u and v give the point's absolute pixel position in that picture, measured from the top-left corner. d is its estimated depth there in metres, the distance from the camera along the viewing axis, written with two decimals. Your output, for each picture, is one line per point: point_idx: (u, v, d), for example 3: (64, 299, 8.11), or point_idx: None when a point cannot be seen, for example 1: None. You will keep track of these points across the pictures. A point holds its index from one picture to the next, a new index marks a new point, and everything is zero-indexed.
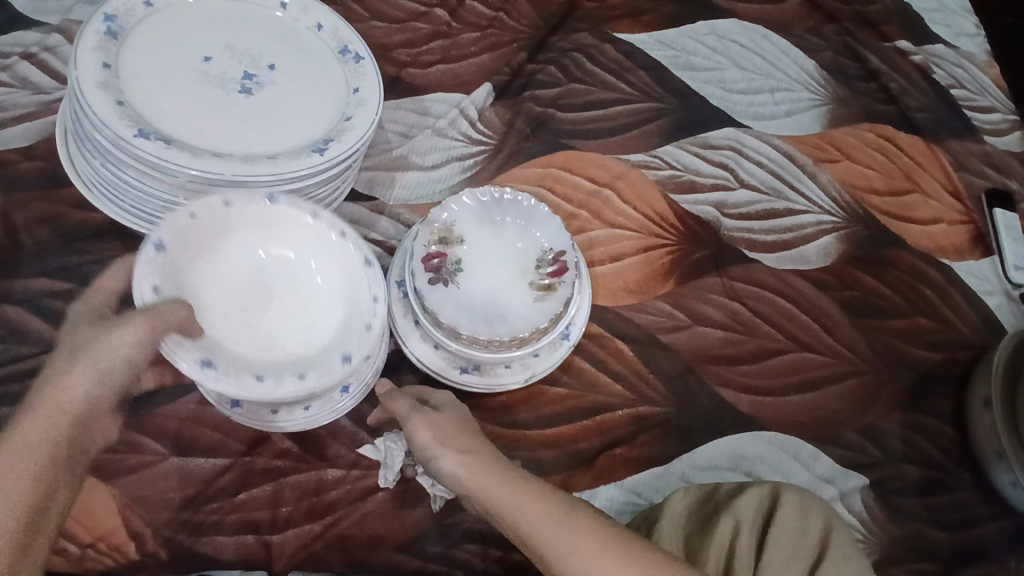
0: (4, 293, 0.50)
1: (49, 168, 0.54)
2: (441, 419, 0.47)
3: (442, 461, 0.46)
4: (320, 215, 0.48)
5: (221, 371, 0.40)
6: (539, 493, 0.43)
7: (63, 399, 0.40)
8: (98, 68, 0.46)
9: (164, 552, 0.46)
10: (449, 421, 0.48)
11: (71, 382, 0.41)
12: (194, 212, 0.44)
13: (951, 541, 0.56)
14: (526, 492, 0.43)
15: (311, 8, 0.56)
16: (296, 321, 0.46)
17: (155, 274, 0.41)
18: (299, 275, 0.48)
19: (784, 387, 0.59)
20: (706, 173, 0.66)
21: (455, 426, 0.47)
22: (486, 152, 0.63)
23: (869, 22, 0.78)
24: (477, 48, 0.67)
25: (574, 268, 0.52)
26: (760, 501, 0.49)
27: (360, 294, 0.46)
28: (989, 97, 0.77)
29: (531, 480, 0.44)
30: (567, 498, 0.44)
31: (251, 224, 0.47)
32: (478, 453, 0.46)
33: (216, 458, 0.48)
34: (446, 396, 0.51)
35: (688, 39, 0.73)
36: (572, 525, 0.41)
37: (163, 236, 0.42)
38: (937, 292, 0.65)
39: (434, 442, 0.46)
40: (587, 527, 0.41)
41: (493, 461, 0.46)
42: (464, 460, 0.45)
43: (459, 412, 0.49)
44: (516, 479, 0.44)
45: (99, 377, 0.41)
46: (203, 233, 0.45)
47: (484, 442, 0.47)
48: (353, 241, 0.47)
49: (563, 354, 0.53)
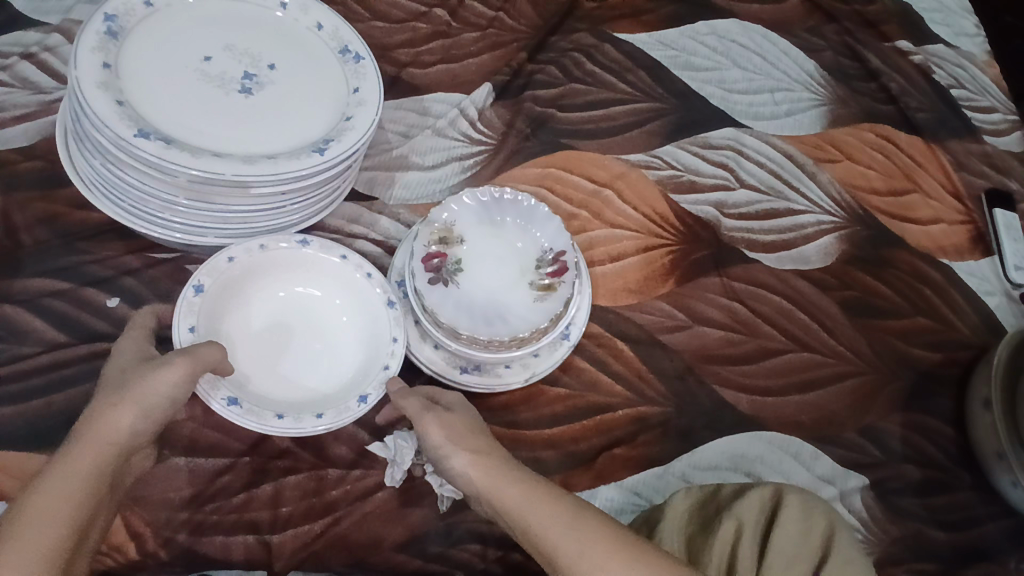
0: (4, 293, 0.50)
1: (50, 169, 0.54)
2: (452, 420, 0.47)
3: (453, 460, 0.45)
4: (349, 257, 0.51)
5: (246, 410, 0.44)
6: (550, 494, 0.42)
7: (108, 431, 0.40)
8: (98, 68, 0.45)
9: (164, 552, 0.46)
10: (460, 421, 0.47)
11: (117, 415, 0.40)
12: (231, 257, 0.48)
13: (951, 541, 0.56)
14: (536, 493, 0.42)
15: (311, 8, 0.56)
16: (321, 358, 0.50)
17: (193, 316, 0.46)
18: (329, 311, 0.52)
19: (785, 387, 0.59)
20: (706, 173, 0.66)
21: (465, 426, 0.47)
22: (486, 152, 0.63)
23: (869, 22, 0.78)
24: (477, 49, 0.67)
25: (574, 268, 0.52)
26: (763, 502, 0.49)
27: (382, 334, 0.50)
28: (988, 97, 0.77)
29: (542, 481, 0.44)
30: (578, 499, 0.43)
31: (285, 264, 0.51)
32: (489, 453, 0.45)
33: (216, 458, 0.48)
34: (455, 398, 0.50)
35: (688, 39, 0.73)
36: (581, 526, 0.40)
37: (203, 279, 0.47)
38: (938, 292, 0.65)
39: (445, 441, 0.46)
40: (597, 528, 0.40)
41: (504, 462, 0.45)
42: (475, 460, 0.45)
43: (466, 412, 0.49)
44: (525, 480, 0.44)
45: (147, 412, 0.41)
46: (240, 274, 0.49)
47: (496, 444, 0.47)
48: (378, 281, 0.51)
49: (563, 354, 0.53)
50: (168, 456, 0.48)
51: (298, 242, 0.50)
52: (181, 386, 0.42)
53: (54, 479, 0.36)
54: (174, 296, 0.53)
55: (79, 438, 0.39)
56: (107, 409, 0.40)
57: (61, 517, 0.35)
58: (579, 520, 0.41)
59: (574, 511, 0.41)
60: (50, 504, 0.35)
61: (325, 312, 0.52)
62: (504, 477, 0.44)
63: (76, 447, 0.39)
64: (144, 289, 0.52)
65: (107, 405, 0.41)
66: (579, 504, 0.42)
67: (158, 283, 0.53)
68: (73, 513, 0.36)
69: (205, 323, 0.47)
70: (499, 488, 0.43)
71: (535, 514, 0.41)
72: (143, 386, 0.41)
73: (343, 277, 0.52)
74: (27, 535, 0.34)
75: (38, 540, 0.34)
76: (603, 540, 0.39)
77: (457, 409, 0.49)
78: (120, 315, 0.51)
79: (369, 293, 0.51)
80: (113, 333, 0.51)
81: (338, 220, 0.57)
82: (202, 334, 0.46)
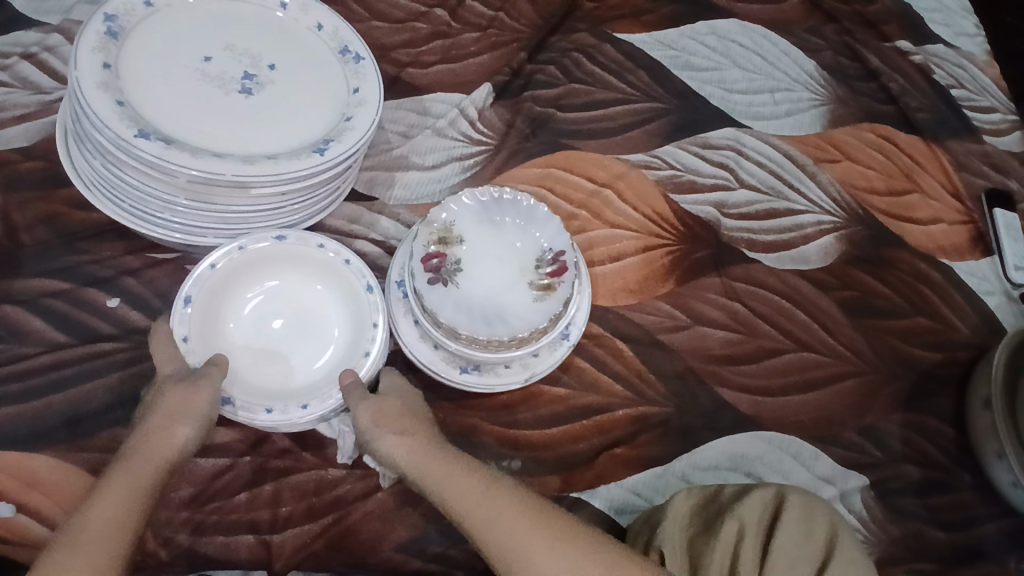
0: (4, 293, 0.50)
1: (49, 169, 0.54)
2: (383, 402, 0.47)
3: (382, 445, 0.46)
4: (326, 245, 0.51)
5: (238, 406, 0.46)
6: (474, 477, 0.43)
7: (155, 451, 0.43)
8: (98, 68, 0.46)
9: (164, 552, 0.46)
10: (392, 404, 0.48)
11: (167, 432, 0.44)
12: (213, 264, 0.49)
13: (951, 541, 0.56)
14: (454, 468, 0.44)
15: (312, 8, 0.56)
16: (310, 349, 0.52)
17: (188, 325, 0.48)
18: (313, 299, 0.54)
19: (785, 387, 0.59)
20: (706, 172, 0.66)
21: (397, 408, 0.48)
22: (486, 152, 0.63)
23: (868, 22, 0.78)
24: (477, 49, 0.67)
25: (574, 268, 0.52)
26: (765, 503, 0.49)
27: (364, 321, 0.51)
28: (988, 97, 0.77)
29: (469, 465, 0.45)
30: (505, 482, 0.43)
31: (268, 263, 0.52)
32: (417, 436, 0.47)
33: (217, 457, 0.49)
34: (400, 382, 0.51)
35: (688, 39, 0.73)
36: (504, 515, 0.41)
37: (191, 291, 0.48)
38: (938, 292, 0.65)
39: (372, 423, 0.46)
40: (522, 516, 0.41)
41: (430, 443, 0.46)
42: (400, 441, 0.46)
43: (406, 397, 0.50)
44: (448, 458, 0.45)
45: (196, 421, 0.44)
46: (226, 278, 0.50)
47: (424, 426, 0.48)
48: (356, 268, 0.52)
49: (562, 354, 0.53)
50: None
51: (274, 237, 0.50)
52: (214, 401, 0.45)
53: (108, 496, 0.39)
54: (173, 295, 0.53)
55: (127, 461, 0.42)
56: (158, 430, 0.44)
57: (116, 522, 0.38)
58: (500, 499, 0.42)
59: (496, 494, 0.42)
60: (109, 516, 0.38)
61: (309, 302, 0.53)
62: (430, 463, 0.45)
63: (124, 467, 0.41)
64: (143, 289, 0.53)
65: (161, 423, 0.44)
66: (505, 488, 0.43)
67: (159, 283, 0.53)
68: (126, 519, 0.38)
69: (200, 333, 0.48)
70: (427, 474, 0.45)
71: (460, 500, 0.42)
72: (185, 401, 0.44)
73: (321, 263, 0.52)
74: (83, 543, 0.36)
75: (99, 549, 0.36)
76: (515, 513, 0.41)
77: (394, 395, 0.49)
78: (120, 314, 0.51)
79: (348, 278, 0.52)
80: (113, 333, 0.51)
81: (338, 221, 0.58)
82: (198, 344, 0.48)
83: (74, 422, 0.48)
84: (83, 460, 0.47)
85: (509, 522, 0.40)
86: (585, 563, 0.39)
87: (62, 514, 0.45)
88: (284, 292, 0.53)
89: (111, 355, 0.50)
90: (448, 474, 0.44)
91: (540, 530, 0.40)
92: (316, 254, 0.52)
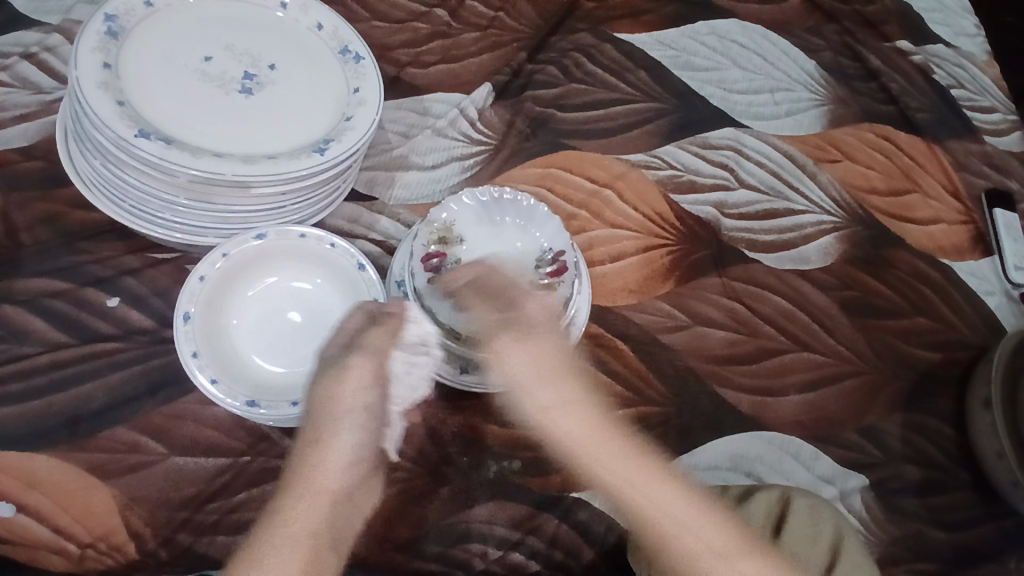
0: (4, 292, 0.50)
1: (49, 168, 0.54)
2: (530, 347, 0.50)
3: (532, 394, 0.51)
4: (308, 233, 0.52)
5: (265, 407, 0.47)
6: (672, 491, 0.50)
7: (322, 475, 0.47)
8: (98, 68, 0.46)
9: (164, 552, 0.46)
10: (545, 346, 0.51)
11: (331, 445, 0.47)
12: (203, 275, 0.49)
13: (951, 541, 0.56)
14: (633, 465, 0.50)
15: (311, 8, 0.56)
16: (313, 337, 0.52)
17: (193, 341, 0.47)
18: (303, 291, 0.53)
19: (784, 386, 0.59)
20: (706, 173, 0.66)
21: (547, 351, 0.51)
22: (486, 153, 0.63)
23: (868, 22, 0.78)
24: (477, 49, 0.67)
25: (574, 268, 0.53)
26: (772, 504, 0.53)
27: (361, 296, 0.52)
28: (988, 97, 0.77)
29: (664, 481, 0.50)
30: (698, 501, 0.50)
31: (254, 263, 0.51)
32: (582, 411, 0.51)
33: (216, 457, 0.49)
34: (543, 306, 0.51)
35: (688, 39, 0.73)
36: (699, 518, 0.49)
37: (188, 308, 0.48)
38: (938, 292, 0.65)
39: (523, 375, 0.50)
40: (722, 546, 0.48)
41: (595, 417, 0.51)
42: (565, 406, 0.51)
43: (549, 321, 0.51)
44: (616, 444, 0.51)
45: (352, 426, 0.48)
46: (218, 289, 0.50)
47: (578, 384, 0.52)
48: (343, 249, 0.52)
49: (563, 354, 0.53)
50: (168, 456, 0.48)
51: (255, 237, 0.50)
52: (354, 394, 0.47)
53: (293, 523, 0.45)
54: (173, 294, 0.53)
55: (302, 475, 0.47)
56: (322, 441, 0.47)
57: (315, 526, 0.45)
58: (680, 497, 0.50)
59: (694, 514, 0.49)
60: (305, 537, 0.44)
61: (300, 294, 0.53)
62: (617, 457, 0.50)
63: (302, 482, 0.47)
64: (143, 287, 0.52)
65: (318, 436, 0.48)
66: (698, 509, 0.50)
67: (158, 282, 0.53)
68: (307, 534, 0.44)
69: (207, 344, 0.48)
70: (595, 460, 0.50)
71: (652, 506, 0.49)
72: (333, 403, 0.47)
73: (306, 254, 0.53)
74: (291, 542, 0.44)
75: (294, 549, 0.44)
76: (698, 511, 0.49)
77: (540, 327, 0.51)
78: (120, 314, 0.51)
79: (335, 262, 0.53)
80: (113, 333, 0.51)
81: (338, 220, 0.57)
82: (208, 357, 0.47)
83: (74, 422, 0.47)
84: (83, 459, 0.47)
85: (706, 529, 0.48)
86: (756, 554, 0.48)
87: (61, 514, 0.45)
88: (275, 291, 0.52)
89: (111, 354, 0.50)
90: (633, 474, 0.50)
91: (730, 540, 0.48)
92: (300, 246, 0.52)
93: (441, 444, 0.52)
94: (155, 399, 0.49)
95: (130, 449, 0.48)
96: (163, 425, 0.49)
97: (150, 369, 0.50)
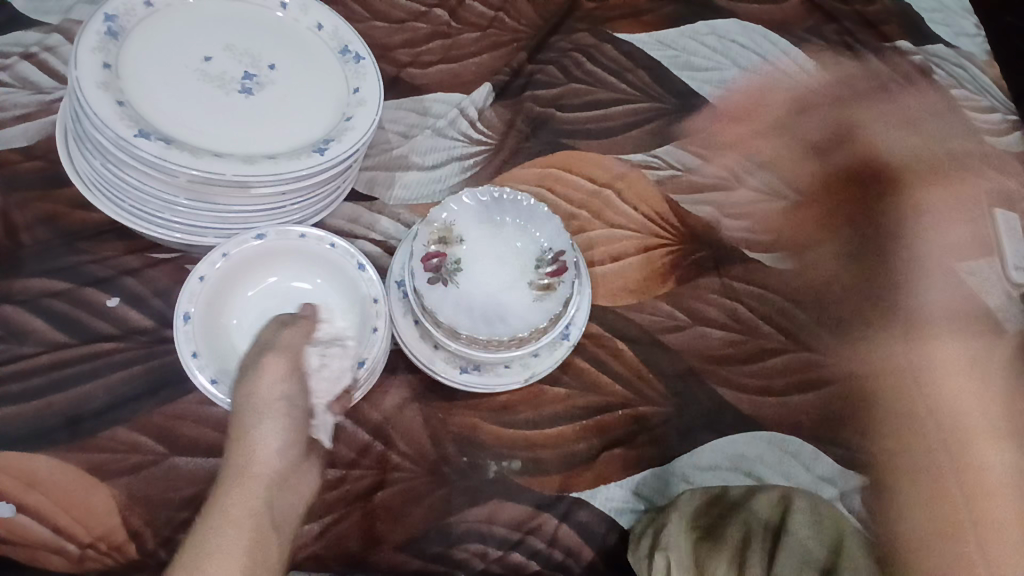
0: (4, 293, 0.50)
1: (49, 168, 0.54)
2: (813, 229, 0.66)
3: (821, 268, 0.64)
4: (309, 233, 0.52)
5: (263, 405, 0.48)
6: (966, 353, 0.62)
7: (251, 468, 0.46)
8: (98, 68, 0.46)
9: (163, 552, 0.46)
10: (797, 230, 0.65)
11: (256, 439, 0.47)
12: (203, 276, 0.49)
13: None
14: (935, 326, 0.63)
15: (311, 7, 0.56)
16: None
17: (193, 341, 0.47)
18: (304, 292, 0.53)
19: (784, 386, 0.59)
20: (706, 173, 0.66)
21: (867, 237, 0.66)
22: (486, 152, 0.63)
23: (867, 22, 0.78)
24: (477, 49, 0.67)
25: (574, 268, 0.52)
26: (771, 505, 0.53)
27: (361, 297, 0.52)
28: (988, 97, 0.77)
29: (971, 359, 0.62)
30: (985, 371, 0.61)
31: (255, 263, 0.51)
32: (910, 288, 0.64)
33: (216, 457, 0.49)
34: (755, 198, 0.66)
35: (688, 39, 0.73)
36: (972, 383, 0.61)
37: (188, 307, 0.48)
38: (938, 293, 0.65)
39: (840, 248, 0.65)
40: (977, 411, 0.60)
41: (917, 295, 0.64)
42: (874, 279, 0.64)
43: (741, 202, 0.65)
44: (949, 324, 0.63)
45: (274, 417, 0.48)
46: (218, 288, 0.50)
47: (916, 267, 0.65)
48: (342, 249, 0.52)
49: (563, 354, 0.53)
50: (168, 455, 0.48)
51: (255, 237, 0.50)
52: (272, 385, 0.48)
53: (232, 510, 0.44)
54: (173, 294, 0.53)
55: (232, 470, 0.46)
56: (247, 435, 0.47)
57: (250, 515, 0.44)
58: (975, 368, 0.61)
59: (971, 382, 0.61)
60: (241, 532, 0.43)
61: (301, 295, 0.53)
62: (956, 352, 0.62)
63: (233, 478, 0.46)
64: (143, 287, 0.52)
65: (245, 432, 0.47)
66: (987, 374, 0.61)
67: (158, 282, 0.53)
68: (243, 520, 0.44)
69: (207, 344, 0.48)
70: (883, 335, 0.62)
71: (942, 366, 0.61)
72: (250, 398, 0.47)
73: (306, 253, 0.52)
74: (225, 537, 0.42)
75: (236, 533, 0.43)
76: (966, 377, 0.61)
77: (767, 217, 0.65)
78: (119, 314, 0.51)
79: (335, 262, 0.53)
80: (113, 333, 0.51)
81: (338, 221, 0.58)
82: (208, 357, 0.48)
83: (74, 422, 0.48)
84: (83, 459, 0.47)
85: (970, 395, 0.60)
86: (1000, 411, 0.60)
87: (61, 514, 0.45)
88: (276, 292, 0.53)
89: (111, 354, 0.50)
90: (931, 338, 0.62)
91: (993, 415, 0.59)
92: (299, 246, 0.52)
93: (441, 444, 0.52)
94: (155, 400, 0.49)
95: (130, 449, 0.48)
96: (163, 425, 0.49)
97: (150, 369, 0.50)
